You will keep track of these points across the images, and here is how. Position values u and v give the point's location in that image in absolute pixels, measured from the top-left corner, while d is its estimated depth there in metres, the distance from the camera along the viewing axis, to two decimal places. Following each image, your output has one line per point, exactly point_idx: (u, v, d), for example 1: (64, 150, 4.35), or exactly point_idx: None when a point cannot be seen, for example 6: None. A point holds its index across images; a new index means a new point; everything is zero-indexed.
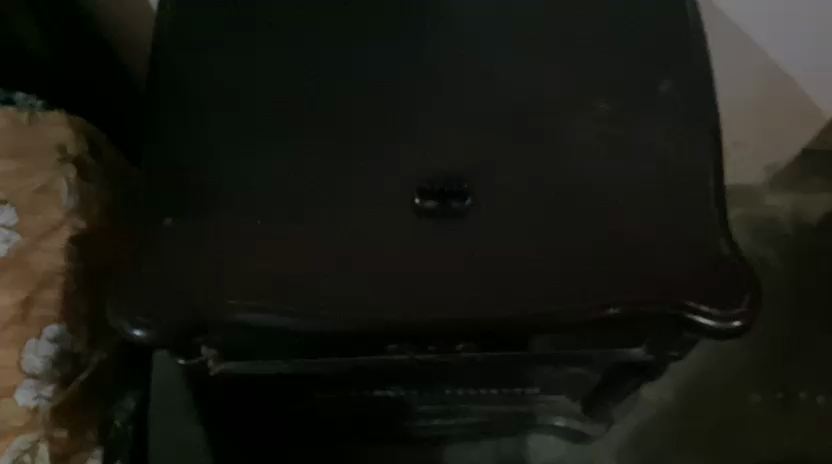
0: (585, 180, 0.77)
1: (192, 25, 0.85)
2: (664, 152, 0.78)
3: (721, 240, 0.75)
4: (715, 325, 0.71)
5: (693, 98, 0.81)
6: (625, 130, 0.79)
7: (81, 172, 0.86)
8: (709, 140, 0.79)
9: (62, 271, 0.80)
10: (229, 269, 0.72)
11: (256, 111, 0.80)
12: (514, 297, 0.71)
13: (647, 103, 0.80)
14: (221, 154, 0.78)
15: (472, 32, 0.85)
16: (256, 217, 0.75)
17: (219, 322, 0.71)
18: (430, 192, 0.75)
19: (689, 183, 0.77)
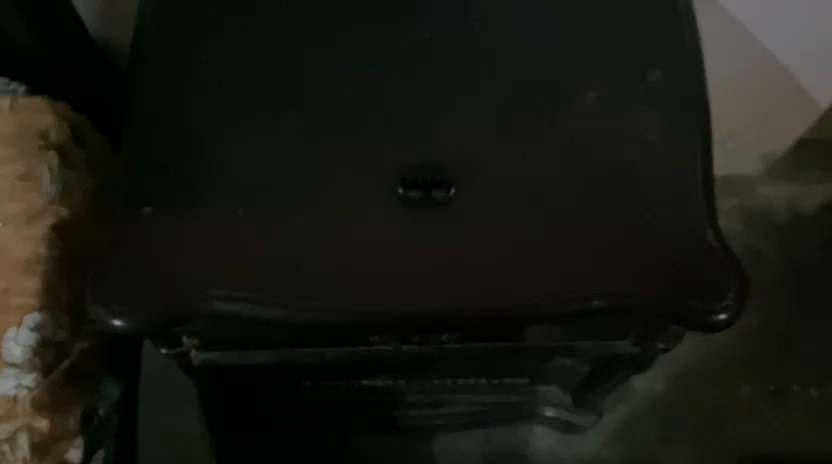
0: (570, 170, 0.76)
1: (175, 13, 0.85)
2: (652, 142, 0.77)
3: (707, 231, 0.74)
4: (699, 316, 0.71)
5: (683, 87, 0.80)
6: (612, 120, 0.78)
7: (64, 159, 0.85)
8: (697, 130, 0.78)
9: (43, 259, 0.80)
10: (209, 258, 0.71)
11: (238, 98, 0.79)
12: (496, 287, 0.70)
13: (635, 93, 0.79)
14: (203, 143, 0.77)
15: (458, 20, 0.84)
16: (237, 206, 0.74)
17: (199, 311, 0.70)
18: (414, 183, 0.75)
19: (677, 173, 0.76)
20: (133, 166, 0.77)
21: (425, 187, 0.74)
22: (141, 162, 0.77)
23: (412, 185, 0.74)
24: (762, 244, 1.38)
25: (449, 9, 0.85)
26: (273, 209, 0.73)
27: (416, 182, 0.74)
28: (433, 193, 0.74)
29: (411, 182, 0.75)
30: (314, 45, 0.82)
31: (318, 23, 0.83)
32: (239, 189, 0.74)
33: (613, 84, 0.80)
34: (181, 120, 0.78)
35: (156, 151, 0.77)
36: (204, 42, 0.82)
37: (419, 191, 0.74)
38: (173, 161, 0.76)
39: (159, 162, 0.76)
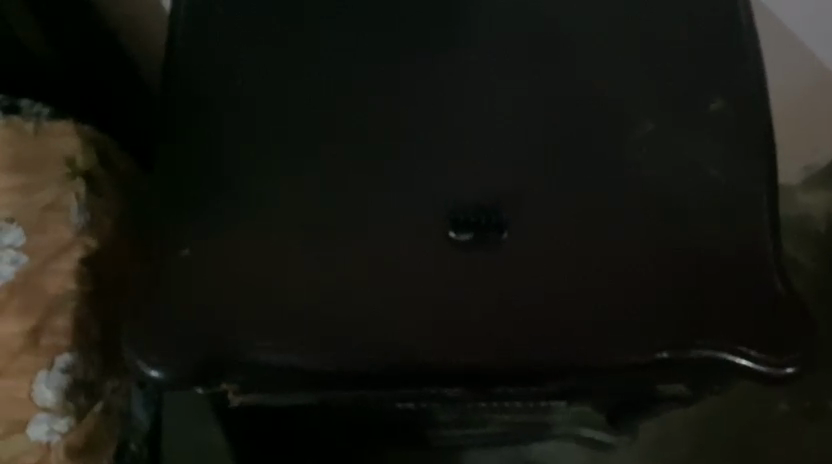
0: (627, 211, 0.73)
1: (208, 45, 0.83)
2: (713, 180, 0.74)
3: (774, 276, 0.70)
4: (763, 370, 0.66)
5: (742, 123, 0.77)
6: (669, 159, 0.75)
7: (91, 187, 0.81)
8: (759, 167, 0.75)
9: (72, 295, 0.76)
10: (251, 305, 0.68)
11: (281, 135, 0.78)
12: (556, 338, 0.67)
13: (691, 130, 0.77)
14: (246, 181, 0.76)
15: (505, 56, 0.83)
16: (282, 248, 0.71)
17: (243, 362, 0.67)
18: (463, 224, 0.72)
19: (740, 213, 0.72)
20: (170, 204, 0.75)
21: (478, 229, 0.71)
22: (179, 199, 0.75)
23: (463, 227, 0.72)
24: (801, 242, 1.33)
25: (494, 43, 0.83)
26: (321, 253, 0.71)
27: (465, 223, 0.72)
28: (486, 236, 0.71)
29: (461, 224, 0.72)
30: (363, 79, 0.82)
31: (366, 57, 0.83)
32: (286, 231, 0.72)
33: (669, 117, 0.77)
34: (219, 157, 0.77)
35: (194, 189, 0.75)
36: (242, 75, 0.81)
37: (472, 234, 0.71)
38: (212, 199, 0.75)
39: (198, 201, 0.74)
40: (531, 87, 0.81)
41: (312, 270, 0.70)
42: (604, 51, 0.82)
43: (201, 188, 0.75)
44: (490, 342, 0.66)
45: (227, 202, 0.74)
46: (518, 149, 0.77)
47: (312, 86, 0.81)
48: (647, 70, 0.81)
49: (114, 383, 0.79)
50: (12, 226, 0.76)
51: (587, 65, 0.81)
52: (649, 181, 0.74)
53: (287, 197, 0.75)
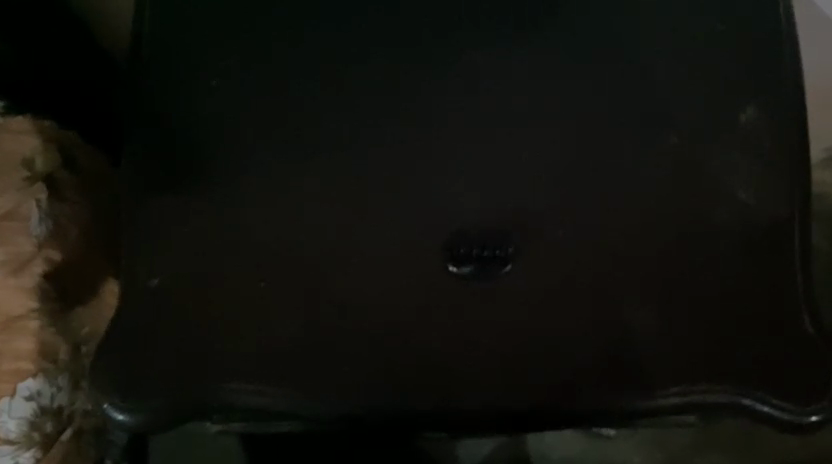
0: (645, 237, 0.66)
1: (184, 41, 0.77)
2: (741, 205, 0.67)
3: (804, 315, 0.63)
4: (785, 418, 0.60)
5: (778, 139, 0.69)
6: (696, 177, 0.68)
7: (53, 191, 0.75)
8: (792, 191, 0.68)
9: (35, 316, 0.69)
10: (226, 343, 0.62)
11: (266, 138, 0.72)
12: (565, 383, 0.60)
13: (719, 144, 0.69)
14: (221, 199, 0.69)
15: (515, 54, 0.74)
16: (261, 278, 0.65)
17: (216, 404, 0.61)
18: (464, 254, 0.65)
19: (768, 243, 0.66)
20: (133, 222, 0.70)
21: (481, 260, 0.65)
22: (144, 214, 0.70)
23: (465, 257, 0.65)
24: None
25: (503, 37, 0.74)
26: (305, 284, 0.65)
27: (467, 253, 0.65)
28: (491, 267, 0.65)
29: (463, 254, 0.65)
30: (357, 78, 0.74)
31: (359, 52, 0.75)
32: (268, 260, 0.66)
33: (693, 126, 0.70)
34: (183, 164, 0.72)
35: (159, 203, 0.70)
36: (222, 72, 0.75)
37: (474, 264, 0.65)
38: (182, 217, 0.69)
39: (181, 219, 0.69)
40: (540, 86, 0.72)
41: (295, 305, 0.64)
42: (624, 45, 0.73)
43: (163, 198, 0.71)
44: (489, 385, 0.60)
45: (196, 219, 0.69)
46: (525, 161, 0.70)
47: (298, 87, 0.74)
48: (670, 68, 0.72)
49: (83, 407, 0.72)
50: None
51: (605, 60, 0.73)
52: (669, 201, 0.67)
53: (271, 218, 0.68)
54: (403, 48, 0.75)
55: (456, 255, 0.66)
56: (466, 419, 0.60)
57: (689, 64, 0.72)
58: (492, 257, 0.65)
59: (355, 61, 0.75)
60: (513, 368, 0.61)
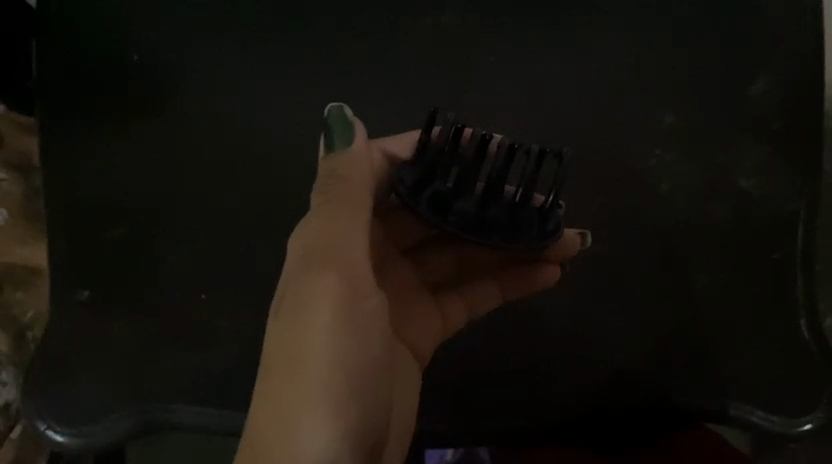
0: (627, 244, 0.58)
1: (115, 27, 0.64)
2: (740, 219, 0.59)
3: (801, 321, 0.58)
4: (773, 429, 0.57)
5: (789, 126, 0.60)
6: (693, 188, 0.59)
7: None
8: (801, 210, 0.59)
9: None
10: (168, 358, 0.57)
11: (203, 158, 0.61)
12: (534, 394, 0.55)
13: (721, 138, 0.60)
14: (152, 202, 0.60)
15: (496, 43, 0.63)
16: (200, 291, 0.58)
17: (161, 427, 0.56)
18: (468, 175, 0.48)
19: (765, 256, 0.59)
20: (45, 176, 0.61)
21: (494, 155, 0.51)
22: (64, 165, 0.61)
23: (469, 166, 0.48)
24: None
25: (485, 22, 0.63)
26: (251, 298, 0.58)
27: (471, 159, 0.49)
28: (526, 218, 0.49)
29: (456, 202, 0.47)
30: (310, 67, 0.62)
31: (311, 38, 0.63)
32: (204, 268, 0.58)
33: (690, 82, 0.61)
34: (81, 60, 0.63)
35: (71, 142, 0.61)
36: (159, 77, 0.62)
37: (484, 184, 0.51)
38: (101, 164, 0.61)
39: (105, 221, 0.59)
40: (528, 58, 0.62)
41: (233, 320, 0.57)
42: (621, 23, 0.63)
43: (72, 103, 0.62)
44: (449, 400, 0.55)
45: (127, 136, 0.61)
46: (498, 116, 0.61)
47: (223, 44, 0.63)
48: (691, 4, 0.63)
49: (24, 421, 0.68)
50: None
51: (592, 42, 0.62)
52: (663, 174, 0.60)
53: (210, 184, 0.60)
54: (363, 45, 0.63)
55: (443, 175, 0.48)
56: (434, 435, 0.55)
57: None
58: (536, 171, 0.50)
59: (303, 49, 0.63)
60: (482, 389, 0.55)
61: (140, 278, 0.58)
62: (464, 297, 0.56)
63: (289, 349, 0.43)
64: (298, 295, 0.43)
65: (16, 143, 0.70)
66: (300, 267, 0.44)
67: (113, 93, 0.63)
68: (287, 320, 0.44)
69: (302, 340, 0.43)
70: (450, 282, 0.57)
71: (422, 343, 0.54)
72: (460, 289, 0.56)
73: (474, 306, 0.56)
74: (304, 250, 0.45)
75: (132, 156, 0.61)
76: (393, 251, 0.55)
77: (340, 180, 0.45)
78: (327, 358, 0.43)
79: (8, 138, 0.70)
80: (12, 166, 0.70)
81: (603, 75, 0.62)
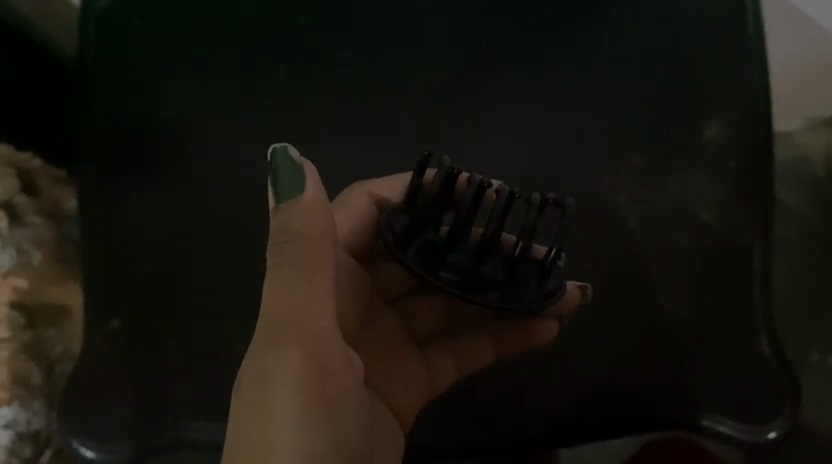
0: (602, 270, 0.65)
1: (142, 86, 0.71)
2: (702, 244, 0.66)
3: (761, 338, 0.64)
4: (740, 437, 0.62)
5: (742, 160, 0.68)
6: (657, 218, 0.67)
7: (12, 218, 0.73)
8: (758, 235, 0.66)
9: (5, 344, 0.71)
10: (189, 379, 0.63)
11: (220, 199, 0.67)
12: (514, 409, 0.61)
13: (682, 172, 0.68)
14: (174, 239, 0.66)
15: (482, 89, 0.70)
16: (218, 318, 0.64)
17: (183, 441, 0.62)
18: (463, 223, 0.52)
19: (727, 278, 0.65)
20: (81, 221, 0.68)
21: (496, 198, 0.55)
22: (98, 210, 0.68)
23: (467, 215, 0.52)
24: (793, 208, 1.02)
25: (470, 70, 0.71)
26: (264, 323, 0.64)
27: (468, 206, 0.52)
28: (521, 272, 0.54)
29: (449, 253, 0.52)
30: (314, 113, 0.69)
31: (315, 84, 0.70)
32: (221, 296, 0.65)
33: (653, 123, 0.69)
34: (114, 117, 0.71)
35: (104, 189, 0.69)
36: (179, 127, 0.70)
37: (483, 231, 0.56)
38: (129, 207, 0.68)
39: (132, 258, 0.66)
40: (510, 103, 0.69)
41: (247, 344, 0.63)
42: (592, 70, 0.70)
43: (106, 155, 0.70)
44: (438, 417, 0.61)
45: (153, 182, 0.69)
46: (484, 156, 0.68)
47: (235, 93, 0.70)
48: (654, 53, 0.71)
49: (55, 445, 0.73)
50: None
51: (567, 87, 0.70)
52: (633, 207, 0.67)
53: (226, 221, 0.67)
54: (362, 90, 0.70)
55: (437, 224, 0.53)
56: (425, 449, 0.61)
57: (663, 44, 0.71)
58: (537, 223, 0.53)
59: (307, 94, 0.70)
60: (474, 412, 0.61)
61: (164, 308, 0.65)
62: (453, 356, 0.62)
63: (261, 400, 0.48)
64: (267, 355, 0.48)
65: (48, 193, 0.77)
66: (271, 324, 0.49)
67: (140, 144, 0.70)
68: (259, 373, 0.48)
69: (268, 386, 0.48)
70: (440, 335, 0.63)
71: (407, 401, 0.59)
72: (448, 343, 0.62)
73: (463, 365, 0.61)
74: (274, 308, 0.49)
75: (156, 199, 0.68)
76: (383, 302, 0.61)
77: (294, 236, 0.49)
78: (290, 408, 0.47)
79: (43, 187, 0.77)
80: (49, 215, 0.76)
81: (577, 117, 0.69)
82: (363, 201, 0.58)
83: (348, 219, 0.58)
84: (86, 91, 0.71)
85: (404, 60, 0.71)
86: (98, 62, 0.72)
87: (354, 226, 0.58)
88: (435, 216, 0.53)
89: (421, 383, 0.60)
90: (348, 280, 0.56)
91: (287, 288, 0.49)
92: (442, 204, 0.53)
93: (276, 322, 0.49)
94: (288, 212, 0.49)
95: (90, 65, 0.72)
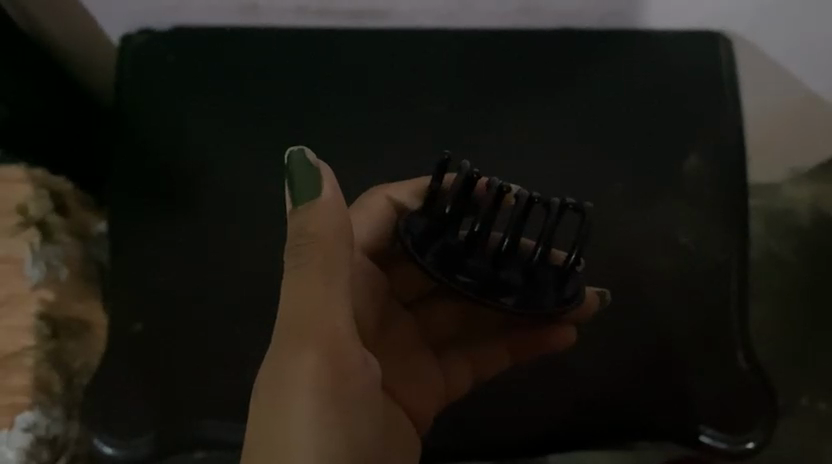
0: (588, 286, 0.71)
1: (169, 111, 0.77)
2: (681, 264, 0.72)
3: (737, 352, 0.69)
4: (719, 445, 0.67)
5: (718, 187, 0.74)
6: (641, 239, 0.72)
7: (44, 235, 0.79)
8: (731, 257, 0.72)
9: (30, 352, 0.75)
10: (206, 380, 0.68)
11: (240, 215, 0.73)
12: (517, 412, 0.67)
13: (664, 197, 0.74)
14: (196, 251, 0.72)
15: (480, 118, 0.76)
16: (235, 324, 0.69)
17: (198, 439, 0.66)
18: (481, 228, 0.57)
19: (704, 296, 0.71)
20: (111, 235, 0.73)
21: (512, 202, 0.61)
22: (126, 225, 0.73)
23: (486, 219, 0.57)
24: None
25: (471, 100, 0.77)
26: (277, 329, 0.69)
27: (488, 207, 0.58)
28: (539, 276, 0.60)
29: (469, 258, 0.57)
30: (327, 136, 0.75)
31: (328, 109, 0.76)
32: (238, 303, 0.70)
33: (636, 153, 0.75)
34: (143, 140, 0.76)
35: (133, 206, 0.74)
36: (204, 148, 0.76)
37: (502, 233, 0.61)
38: (155, 222, 0.73)
39: (156, 269, 0.71)
40: (507, 131, 0.76)
41: (261, 348, 0.69)
42: (581, 103, 0.77)
43: (135, 175, 0.75)
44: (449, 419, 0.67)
45: (178, 199, 0.74)
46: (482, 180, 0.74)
47: (256, 117, 0.76)
48: (638, 89, 0.77)
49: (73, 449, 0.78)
50: None
51: (558, 119, 0.76)
52: (618, 229, 0.72)
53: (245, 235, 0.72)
54: (371, 116, 0.76)
55: (456, 227, 0.58)
56: (435, 446, 0.67)
57: (646, 82, 0.78)
58: (555, 226, 0.59)
59: (321, 118, 0.76)
60: (482, 409, 0.67)
61: (185, 314, 0.70)
62: (471, 359, 0.67)
63: (280, 394, 0.50)
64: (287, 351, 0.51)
65: (78, 217, 0.84)
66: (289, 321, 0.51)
67: (167, 164, 0.76)
68: (277, 369, 0.51)
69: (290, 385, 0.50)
70: (456, 340, 0.68)
71: (422, 405, 0.64)
72: (466, 349, 0.67)
73: (480, 369, 0.67)
74: (291, 305, 0.51)
75: (180, 214, 0.73)
76: (399, 305, 0.66)
77: (310, 238, 0.50)
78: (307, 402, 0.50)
79: (73, 210, 0.83)
80: (77, 234, 0.83)
81: (567, 146, 0.75)
82: (382, 202, 0.62)
83: (369, 220, 0.62)
84: (120, 118, 0.77)
85: (409, 89, 0.77)
86: (130, 91, 0.78)
87: (377, 229, 0.63)
88: (453, 220, 0.58)
89: (437, 386, 0.65)
90: (369, 284, 0.62)
91: (306, 291, 0.51)
92: (461, 206, 0.58)
93: (293, 319, 0.51)
94: (306, 216, 0.50)
95: (123, 95, 0.78)
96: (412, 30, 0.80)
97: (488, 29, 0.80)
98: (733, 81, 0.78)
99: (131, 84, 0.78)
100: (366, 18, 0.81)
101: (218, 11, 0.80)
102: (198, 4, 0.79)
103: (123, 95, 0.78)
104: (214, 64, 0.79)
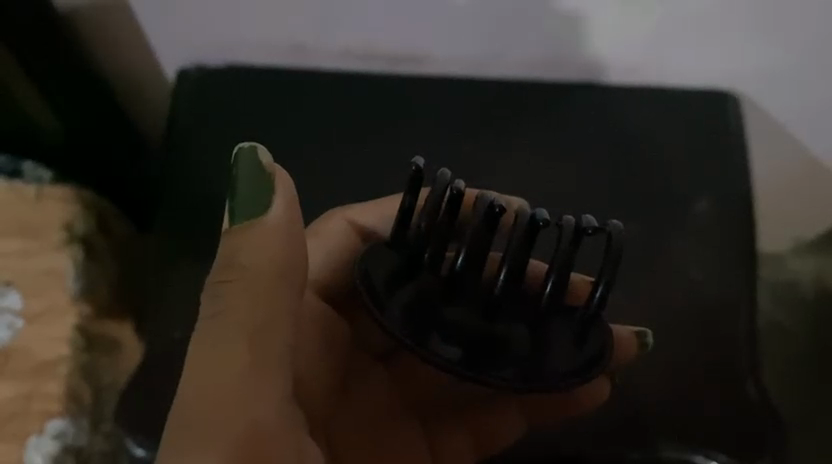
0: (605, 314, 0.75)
1: (218, 138, 0.83)
2: (692, 298, 0.76)
3: (748, 384, 0.72)
4: None
5: (725, 230, 0.79)
6: (654, 273, 0.77)
7: (88, 253, 0.83)
8: (738, 294, 0.77)
9: (66, 362, 0.78)
10: None
11: None
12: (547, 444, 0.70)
13: (675, 237, 0.79)
14: None
15: (505, 159, 0.82)
16: None
17: None
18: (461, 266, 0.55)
19: (714, 328, 0.75)
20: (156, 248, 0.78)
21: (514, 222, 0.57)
22: (170, 240, 0.78)
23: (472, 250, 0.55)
24: (787, 319, 1.03)
25: (497, 143, 0.83)
26: None
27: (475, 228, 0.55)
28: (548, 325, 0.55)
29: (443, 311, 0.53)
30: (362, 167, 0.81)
31: (363, 145, 0.82)
32: None
33: (649, 196, 0.81)
34: (191, 162, 0.82)
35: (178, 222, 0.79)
36: None
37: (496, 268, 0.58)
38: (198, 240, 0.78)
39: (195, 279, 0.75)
40: (529, 173, 0.82)
41: None
42: (597, 151, 0.83)
43: (181, 194, 0.80)
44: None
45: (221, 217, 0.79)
46: None
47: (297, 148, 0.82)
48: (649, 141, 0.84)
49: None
50: (9, 290, 0.79)
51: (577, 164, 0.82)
52: (632, 264, 0.77)
53: None
54: (402, 152, 0.82)
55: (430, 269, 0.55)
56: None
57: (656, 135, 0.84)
58: (571, 256, 0.56)
59: (357, 153, 0.82)
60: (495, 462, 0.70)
61: None
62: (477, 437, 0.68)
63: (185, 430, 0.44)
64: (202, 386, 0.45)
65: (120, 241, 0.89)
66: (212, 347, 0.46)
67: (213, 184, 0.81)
68: (188, 401, 0.45)
69: (195, 443, 0.44)
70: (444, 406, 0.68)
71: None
72: (463, 423, 0.68)
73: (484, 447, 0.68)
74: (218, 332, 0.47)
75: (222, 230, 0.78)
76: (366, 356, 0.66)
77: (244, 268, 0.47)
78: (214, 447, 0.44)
79: (115, 233, 0.88)
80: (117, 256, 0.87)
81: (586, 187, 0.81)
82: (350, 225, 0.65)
83: (326, 250, 0.64)
84: (172, 141, 0.83)
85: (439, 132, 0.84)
86: (183, 117, 0.84)
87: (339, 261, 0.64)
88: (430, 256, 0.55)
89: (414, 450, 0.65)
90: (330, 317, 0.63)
91: (230, 332, 0.46)
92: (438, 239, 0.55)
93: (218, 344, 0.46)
94: (236, 242, 0.48)
95: (178, 121, 0.84)
96: (446, 79, 0.87)
97: (515, 81, 0.87)
98: (737, 136, 0.84)
99: (184, 111, 0.85)
100: (403, 67, 0.88)
101: (269, 54, 0.87)
102: (253, 46, 0.86)
103: (178, 121, 0.84)
104: (263, 100, 0.85)
